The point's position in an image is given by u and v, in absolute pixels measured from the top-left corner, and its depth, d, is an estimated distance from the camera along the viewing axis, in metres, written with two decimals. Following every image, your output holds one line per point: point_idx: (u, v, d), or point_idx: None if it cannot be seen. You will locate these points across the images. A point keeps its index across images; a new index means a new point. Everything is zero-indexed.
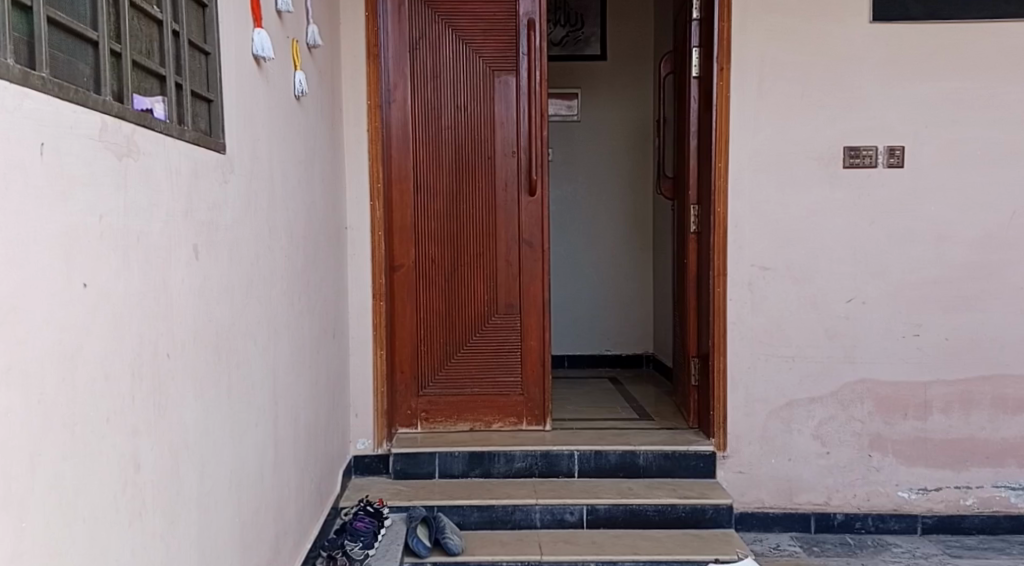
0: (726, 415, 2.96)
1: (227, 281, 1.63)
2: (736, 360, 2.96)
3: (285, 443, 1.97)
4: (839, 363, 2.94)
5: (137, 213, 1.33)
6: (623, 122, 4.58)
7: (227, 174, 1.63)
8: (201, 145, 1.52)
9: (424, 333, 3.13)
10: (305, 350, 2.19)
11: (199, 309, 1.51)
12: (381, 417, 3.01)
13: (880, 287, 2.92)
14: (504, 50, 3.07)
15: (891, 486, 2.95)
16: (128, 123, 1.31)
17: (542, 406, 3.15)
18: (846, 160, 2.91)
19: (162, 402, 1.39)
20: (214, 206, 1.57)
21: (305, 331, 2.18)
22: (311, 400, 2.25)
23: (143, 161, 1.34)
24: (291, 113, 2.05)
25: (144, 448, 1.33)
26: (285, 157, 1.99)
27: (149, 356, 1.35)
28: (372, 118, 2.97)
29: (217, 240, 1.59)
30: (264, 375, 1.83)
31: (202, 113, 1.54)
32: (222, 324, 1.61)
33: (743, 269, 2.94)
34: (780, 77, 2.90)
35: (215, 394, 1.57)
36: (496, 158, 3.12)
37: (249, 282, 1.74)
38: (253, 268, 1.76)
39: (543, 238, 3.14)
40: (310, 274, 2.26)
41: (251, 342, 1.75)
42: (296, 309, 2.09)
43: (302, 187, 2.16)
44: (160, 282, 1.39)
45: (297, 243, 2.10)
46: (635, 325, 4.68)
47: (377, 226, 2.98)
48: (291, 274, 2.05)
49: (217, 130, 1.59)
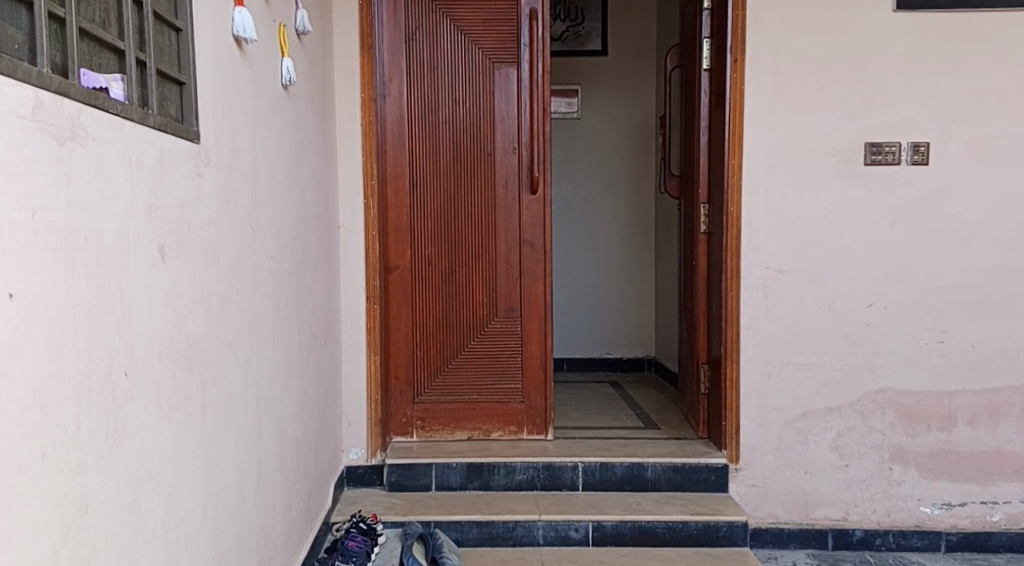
0: (740, 425, 2.82)
1: (203, 286, 1.48)
2: (749, 367, 2.82)
3: (269, 460, 1.81)
4: (859, 371, 2.80)
5: (86, 209, 1.17)
6: (626, 120, 4.43)
7: (202, 166, 1.48)
8: (169, 132, 1.37)
9: (421, 338, 2.98)
10: (293, 360, 2.02)
11: (168, 317, 1.36)
12: (375, 426, 2.85)
13: (903, 291, 2.78)
14: (504, 42, 2.92)
15: (912, 501, 2.81)
16: (74, 102, 1.15)
17: (544, 415, 3.00)
18: (868, 157, 2.77)
19: (119, 427, 1.23)
20: (187, 201, 1.42)
21: (292, 339, 2.02)
22: (300, 414, 2.09)
23: (93, 148, 1.19)
24: (278, 102, 1.90)
25: (94, 485, 1.18)
26: (270, 150, 1.83)
27: (102, 377, 1.20)
28: (366, 110, 2.80)
29: (192, 239, 1.44)
30: (247, 389, 1.68)
31: (172, 97, 1.39)
32: (196, 334, 1.45)
33: (757, 272, 2.80)
34: (798, 69, 2.77)
35: (187, 412, 1.42)
36: (496, 154, 2.96)
37: (230, 285, 1.59)
38: (233, 270, 1.61)
39: (545, 238, 2.98)
40: (299, 279, 2.11)
41: (230, 353, 1.59)
42: (283, 313, 1.93)
43: (291, 184, 2.01)
44: (117, 288, 1.23)
45: (284, 243, 1.95)
46: (637, 327, 4.54)
47: (371, 225, 2.82)
48: (279, 277, 1.89)
49: (190, 117, 1.43)
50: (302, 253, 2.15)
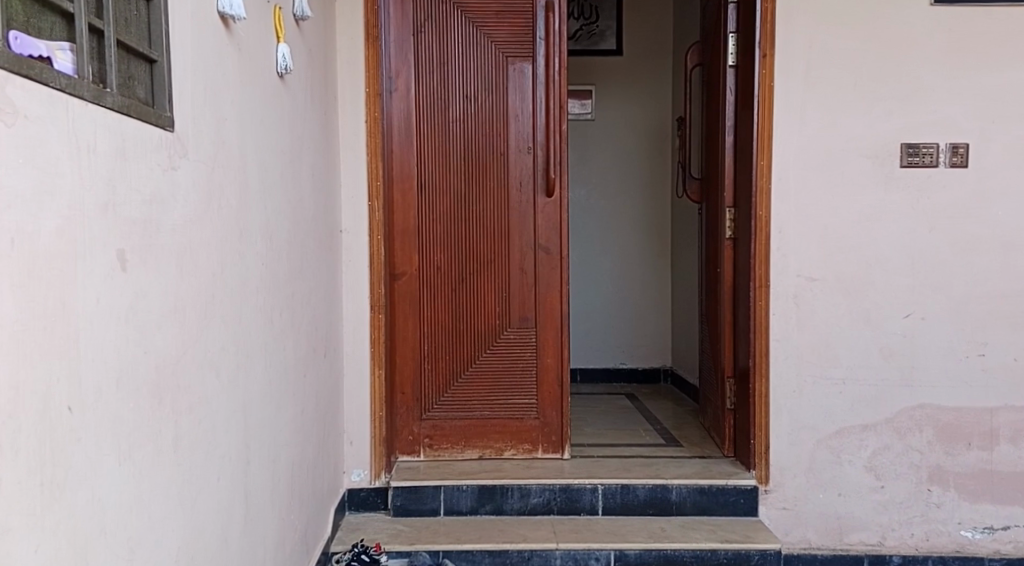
0: (770, 444, 2.64)
1: (176, 298, 1.31)
2: (779, 383, 2.63)
3: (258, 491, 1.63)
4: (896, 387, 2.62)
5: (15, 212, 1.00)
6: (641, 121, 4.26)
7: (176, 159, 1.31)
8: (133, 115, 1.20)
9: (429, 349, 2.80)
10: (289, 378, 1.86)
11: (129, 335, 1.19)
12: (380, 444, 2.67)
13: (942, 300, 2.60)
14: (519, 35, 2.75)
15: (952, 525, 2.62)
16: (3, 70, 0.98)
17: (560, 432, 2.82)
18: (904, 158, 2.59)
19: (59, 477, 1.06)
20: (154, 199, 1.26)
21: (287, 353, 1.85)
22: (295, 435, 1.92)
23: (28, 128, 1.02)
24: (272, 93, 1.73)
25: (24, 553, 1.01)
26: (262, 146, 1.67)
27: (34, 414, 1.03)
28: (371, 107, 2.63)
29: (162, 243, 1.27)
30: (231, 413, 1.51)
31: (141, 76, 1.24)
32: (167, 355, 1.29)
33: (789, 280, 2.62)
34: (831, 65, 2.59)
35: (154, 437, 1.25)
36: (510, 154, 2.79)
37: (212, 298, 1.42)
38: (216, 278, 1.44)
39: (561, 244, 2.81)
40: (295, 288, 1.94)
41: (212, 375, 1.42)
42: (276, 326, 1.76)
43: (286, 184, 1.84)
44: (59, 301, 1.07)
45: (279, 249, 1.77)
46: (652, 336, 4.35)
47: (376, 228, 2.64)
48: (271, 286, 1.72)
49: (162, 100, 1.27)
50: (299, 258, 1.99)
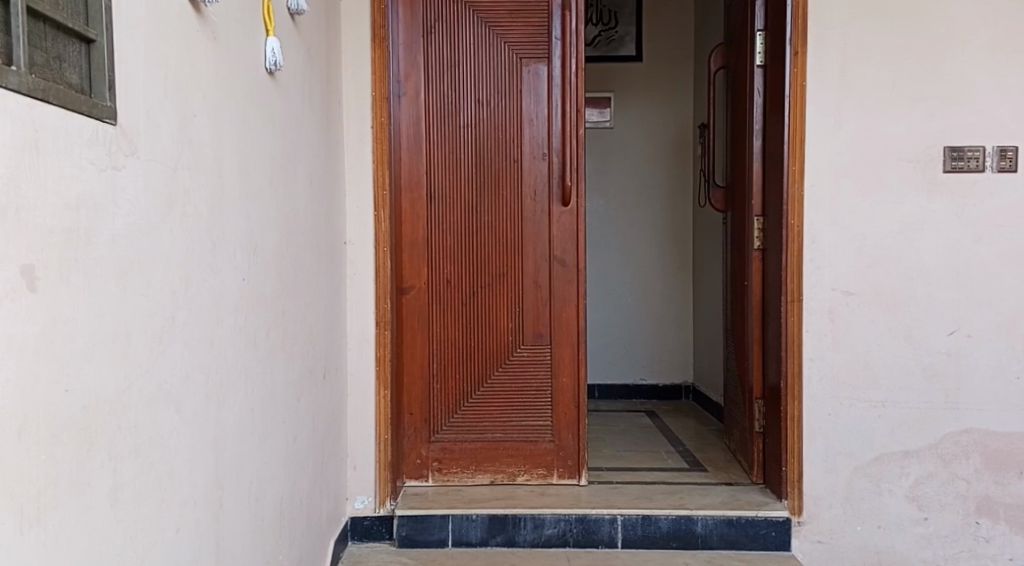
0: (803, 472, 2.45)
1: (114, 319, 1.19)
2: (813, 406, 2.45)
3: (226, 534, 1.49)
4: (939, 410, 2.42)
5: None
6: (662, 129, 4.09)
7: (117, 156, 1.22)
8: (55, 97, 1.10)
9: (438, 367, 2.64)
10: (266, 401, 1.72)
11: (42, 361, 1.07)
12: (385, 470, 2.49)
13: (989, 316, 2.40)
14: (533, 35, 2.60)
15: (1003, 561, 2.41)
16: None
17: (576, 456, 2.65)
18: (948, 163, 2.40)
19: None
20: (82, 205, 1.15)
21: (264, 376, 1.71)
22: (279, 464, 1.78)
23: None
24: (246, 92, 1.62)
25: None
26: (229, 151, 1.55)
27: None
28: (377, 111, 2.47)
29: (93, 256, 1.16)
30: (192, 447, 1.38)
31: (73, 58, 1.14)
32: (98, 391, 1.16)
33: (822, 295, 2.44)
34: (867, 63, 2.41)
35: (84, 473, 1.14)
36: (524, 161, 2.63)
37: (168, 316, 1.33)
38: (176, 295, 1.35)
39: (578, 256, 2.64)
40: (277, 304, 1.80)
41: (165, 402, 1.31)
42: (247, 348, 1.62)
43: (264, 193, 1.72)
44: None
45: (253, 263, 1.66)
46: (673, 351, 4.16)
47: (383, 240, 2.48)
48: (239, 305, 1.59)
49: (101, 88, 1.18)
50: (283, 270, 1.84)
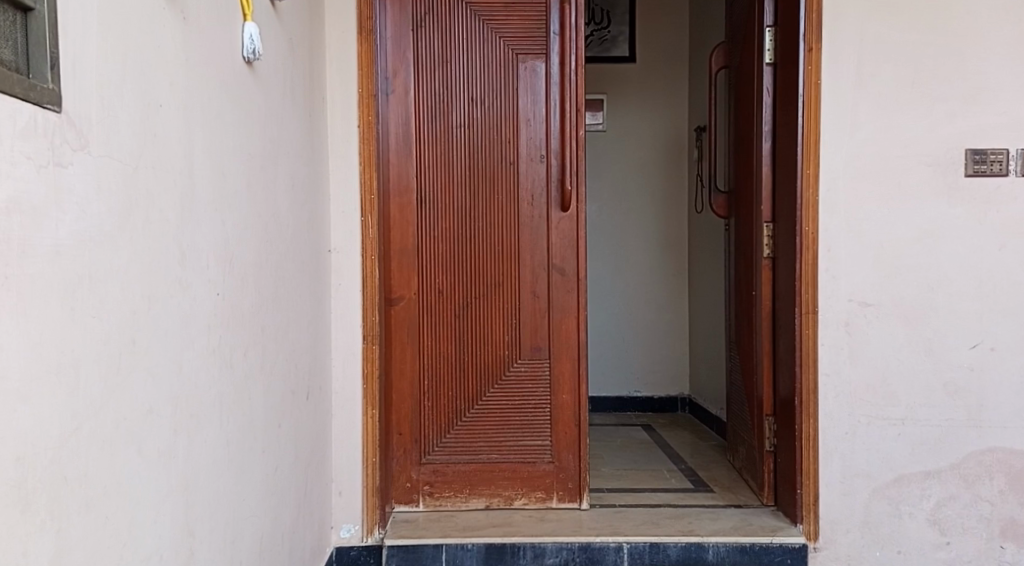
0: (819, 495, 2.31)
1: (56, 344, 1.06)
2: (829, 424, 2.30)
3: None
4: (962, 428, 2.28)
5: None
6: (657, 132, 3.95)
7: (64, 152, 1.08)
8: None
9: (429, 384, 2.48)
10: (239, 428, 1.55)
11: None
12: (373, 496, 2.32)
13: (1014, 329, 2.26)
14: (530, 30, 2.44)
15: None
16: None
17: (577, 478, 2.49)
18: (970, 166, 2.26)
19: None
20: (15, 208, 1.01)
21: (237, 400, 1.54)
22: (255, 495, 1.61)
23: None
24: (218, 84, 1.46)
25: None
26: (197, 150, 1.38)
27: None
28: (365, 110, 2.30)
29: (30, 271, 1.02)
30: (157, 492, 1.26)
31: (7, 30, 0.99)
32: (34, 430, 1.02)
33: (839, 307, 2.30)
34: (884, 61, 2.27)
35: (17, 525, 1.00)
36: (521, 163, 2.48)
37: (128, 339, 1.20)
38: (137, 314, 1.22)
39: (578, 264, 2.49)
40: (255, 320, 1.64)
41: (124, 441, 1.18)
42: (215, 370, 1.46)
43: (240, 196, 1.55)
44: None
45: (225, 276, 1.49)
46: (669, 362, 4.01)
47: (370, 249, 2.31)
48: (207, 322, 1.43)
49: (42, 67, 1.04)
50: (262, 282, 1.67)
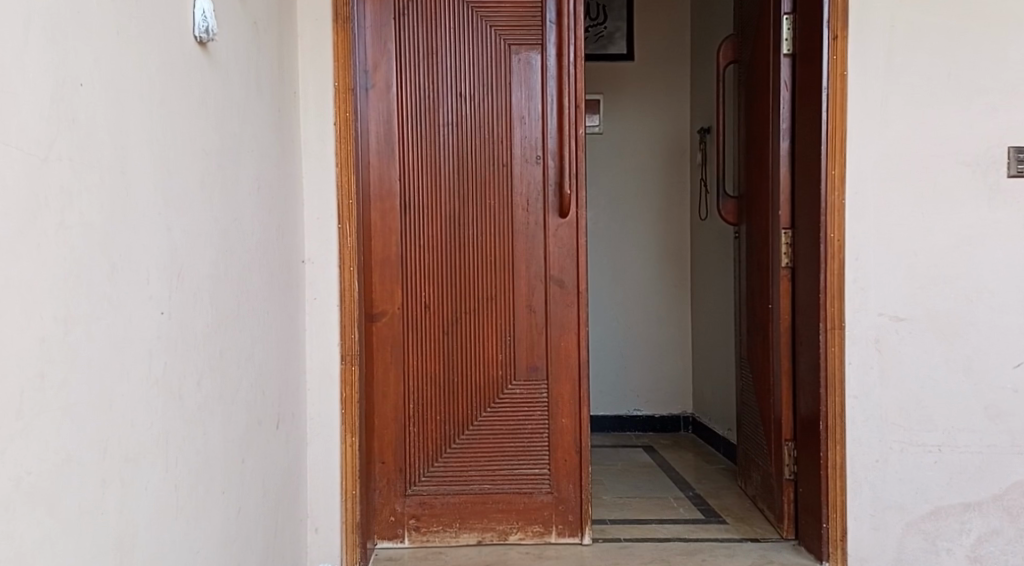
0: (846, 529, 2.09)
1: None
2: (858, 452, 2.08)
3: None
4: (1005, 456, 2.06)
5: None
6: (658, 134, 3.74)
7: None
8: None
9: (415, 408, 2.24)
10: (191, 471, 1.32)
11: None
12: (353, 532, 2.09)
13: None
14: (525, 18, 2.22)
15: None
16: None
17: (578, 511, 2.26)
18: (1012, 166, 2.05)
19: None
20: None
21: (186, 436, 1.31)
22: (208, 547, 1.37)
23: None
24: (159, 65, 1.23)
25: None
26: (132, 140, 1.15)
27: None
28: (341, 104, 2.08)
29: None
30: (79, 558, 1.03)
31: None
32: None
33: (868, 321, 2.08)
34: (917, 51, 2.06)
35: None
36: (515, 165, 2.25)
37: (35, 374, 0.96)
38: (48, 342, 0.98)
39: (578, 276, 2.26)
40: (210, 343, 1.41)
41: (30, 501, 0.95)
42: (158, 403, 1.23)
43: (189, 198, 1.32)
44: None
45: (171, 291, 1.26)
46: (671, 377, 3.78)
47: (349, 259, 2.08)
48: (147, 348, 1.19)
49: None
50: (220, 299, 1.44)
